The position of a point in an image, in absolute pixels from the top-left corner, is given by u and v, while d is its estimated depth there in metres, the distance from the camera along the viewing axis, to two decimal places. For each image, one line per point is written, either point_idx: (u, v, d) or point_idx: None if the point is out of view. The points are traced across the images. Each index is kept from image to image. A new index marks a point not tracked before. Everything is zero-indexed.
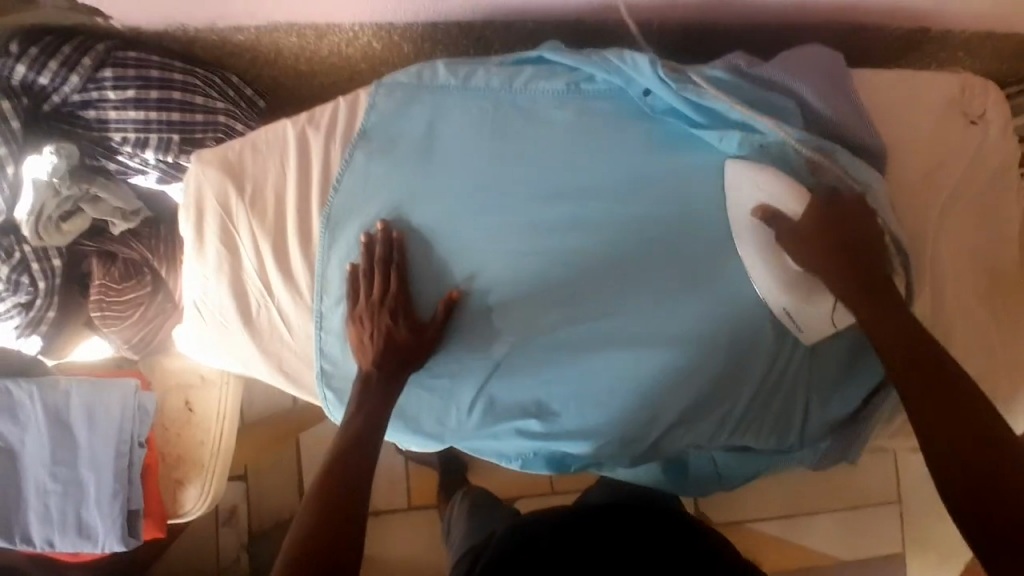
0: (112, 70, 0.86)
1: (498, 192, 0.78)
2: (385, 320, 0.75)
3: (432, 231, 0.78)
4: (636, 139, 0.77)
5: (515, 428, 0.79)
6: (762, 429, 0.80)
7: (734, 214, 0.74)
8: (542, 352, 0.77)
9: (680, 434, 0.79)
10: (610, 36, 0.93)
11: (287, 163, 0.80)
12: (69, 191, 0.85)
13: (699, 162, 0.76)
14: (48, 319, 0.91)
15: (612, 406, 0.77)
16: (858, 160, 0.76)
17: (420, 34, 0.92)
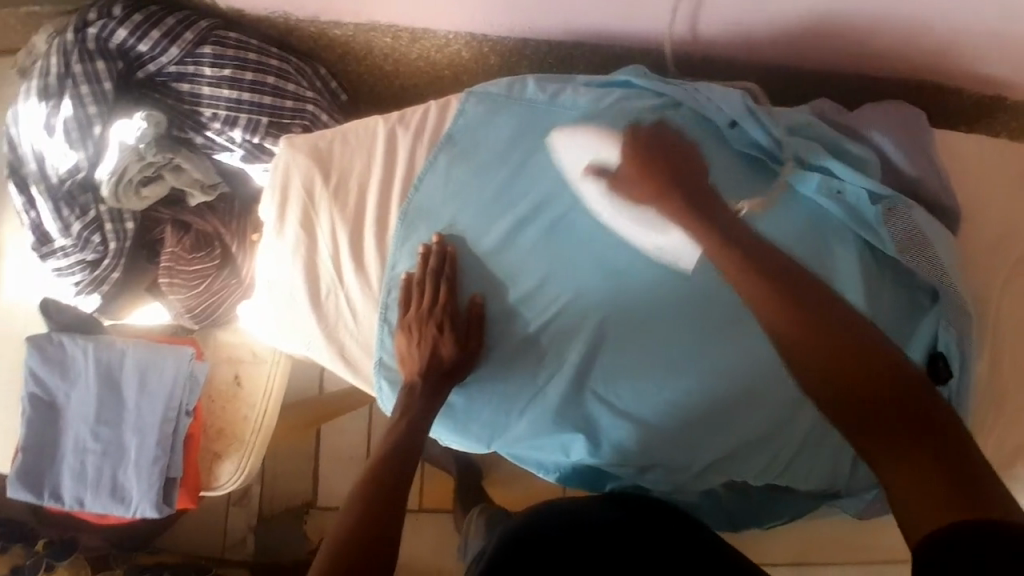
0: (212, 48, 0.88)
1: (581, 210, 0.79)
2: (431, 331, 0.77)
3: (509, 239, 0.80)
4: (715, 173, 0.80)
5: (563, 442, 0.82)
6: (809, 475, 0.80)
7: (804, 257, 0.76)
8: (604, 369, 0.79)
9: (723, 467, 0.80)
10: (693, 71, 0.95)
11: (374, 156, 0.81)
12: (153, 159, 0.88)
13: (779, 202, 0.78)
14: (111, 279, 0.94)
15: (665, 429, 0.79)
16: (931, 220, 0.78)
17: (510, 47, 0.94)
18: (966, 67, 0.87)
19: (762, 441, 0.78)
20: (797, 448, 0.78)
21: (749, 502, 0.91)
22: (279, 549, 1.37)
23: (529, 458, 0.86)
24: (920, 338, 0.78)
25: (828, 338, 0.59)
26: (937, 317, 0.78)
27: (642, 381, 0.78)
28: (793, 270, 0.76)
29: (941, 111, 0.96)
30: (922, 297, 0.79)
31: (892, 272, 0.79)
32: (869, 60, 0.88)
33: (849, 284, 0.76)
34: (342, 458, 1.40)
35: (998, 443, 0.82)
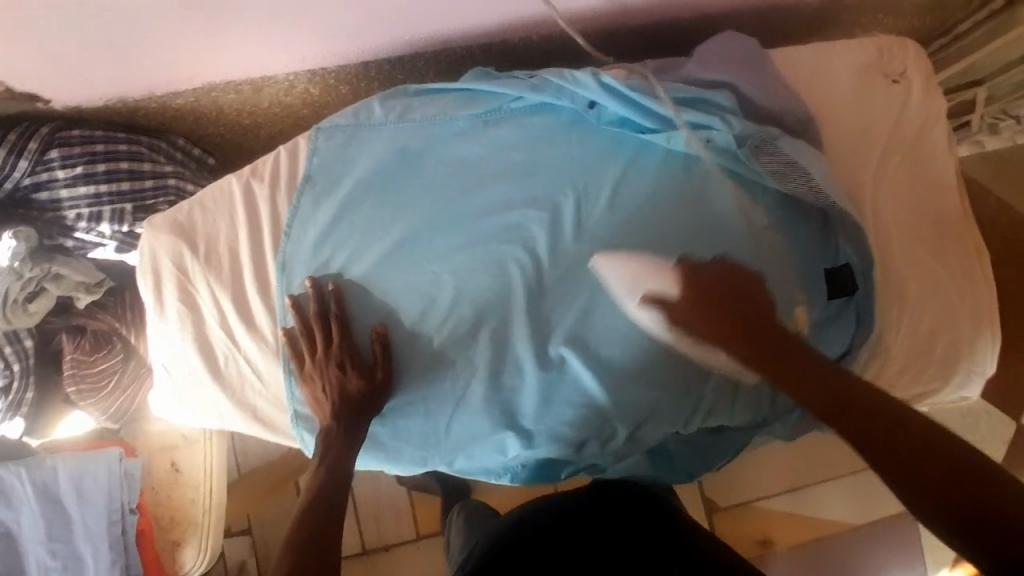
0: (59, 150, 0.87)
1: (456, 219, 0.80)
2: (334, 372, 0.78)
3: (389, 259, 0.80)
4: (573, 145, 0.81)
5: (495, 445, 0.82)
6: (739, 410, 0.81)
7: (671, 208, 0.79)
8: (515, 363, 0.79)
9: (658, 425, 0.81)
10: (537, 51, 0.95)
11: (237, 217, 0.81)
12: (31, 274, 0.86)
13: (637, 164, 0.80)
14: (27, 400, 0.91)
15: (586, 404, 0.79)
16: (801, 146, 0.79)
17: (354, 74, 0.94)
18: None
19: (682, 386, 0.79)
20: (723, 390, 0.79)
21: (702, 453, 0.90)
22: None
23: (472, 466, 0.86)
24: (808, 256, 0.79)
25: (831, 395, 0.63)
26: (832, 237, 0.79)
27: (553, 365, 0.79)
28: (667, 220, 0.78)
29: (789, 26, 0.97)
30: (811, 217, 0.80)
31: (778, 205, 0.80)
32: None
33: (727, 223, 0.78)
34: None
35: (910, 336, 0.82)
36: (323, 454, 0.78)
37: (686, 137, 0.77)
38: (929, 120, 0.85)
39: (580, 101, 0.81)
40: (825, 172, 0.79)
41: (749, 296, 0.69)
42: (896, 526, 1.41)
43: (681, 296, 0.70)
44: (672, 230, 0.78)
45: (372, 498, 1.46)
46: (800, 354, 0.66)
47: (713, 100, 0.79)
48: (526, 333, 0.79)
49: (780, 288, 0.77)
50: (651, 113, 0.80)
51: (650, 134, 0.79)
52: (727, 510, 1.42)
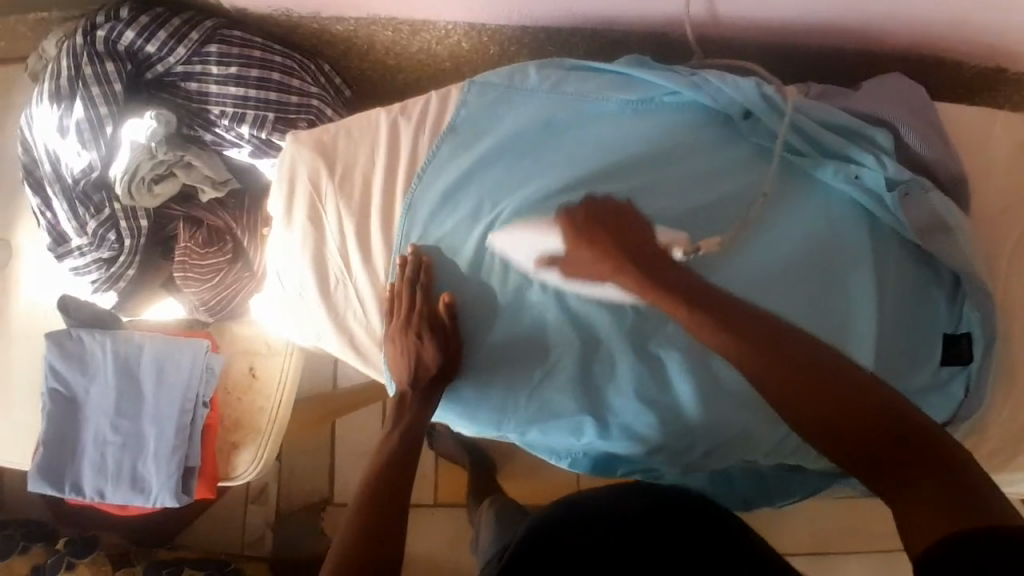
0: (217, 47, 0.90)
1: (590, 196, 0.80)
2: (411, 341, 0.80)
3: (513, 221, 0.80)
4: (722, 152, 0.81)
5: (571, 428, 0.83)
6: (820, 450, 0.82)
7: (809, 240, 0.78)
8: (614, 348, 0.79)
9: (740, 443, 0.81)
10: (692, 54, 0.95)
11: (377, 148, 0.83)
12: (164, 157, 0.90)
13: (784, 186, 0.79)
14: (126, 276, 0.96)
15: (674, 407, 0.79)
16: (951, 204, 0.77)
17: (510, 37, 0.95)
18: (963, 37, 0.87)
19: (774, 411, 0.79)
20: None
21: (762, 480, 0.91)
22: (294, 547, 1.39)
23: (539, 443, 0.86)
24: (922, 316, 0.79)
25: (796, 360, 0.63)
26: (954, 303, 0.79)
27: (651, 364, 0.79)
28: (804, 250, 0.78)
29: (944, 85, 0.96)
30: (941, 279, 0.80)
31: (913, 260, 0.79)
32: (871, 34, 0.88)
33: (861, 267, 0.77)
34: (358, 452, 1.42)
35: (1007, 418, 0.82)
36: (398, 419, 0.84)
37: (833, 171, 0.78)
38: None
39: (739, 110, 0.81)
40: (969, 233, 0.78)
41: (681, 278, 0.72)
42: None
43: (572, 226, 0.76)
44: (806, 261, 0.77)
45: None
46: (765, 320, 0.66)
47: (870, 137, 0.79)
48: (632, 321, 0.79)
49: (889, 339, 0.78)
50: (805, 138, 0.80)
51: (802, 159, 0.79)
52: None
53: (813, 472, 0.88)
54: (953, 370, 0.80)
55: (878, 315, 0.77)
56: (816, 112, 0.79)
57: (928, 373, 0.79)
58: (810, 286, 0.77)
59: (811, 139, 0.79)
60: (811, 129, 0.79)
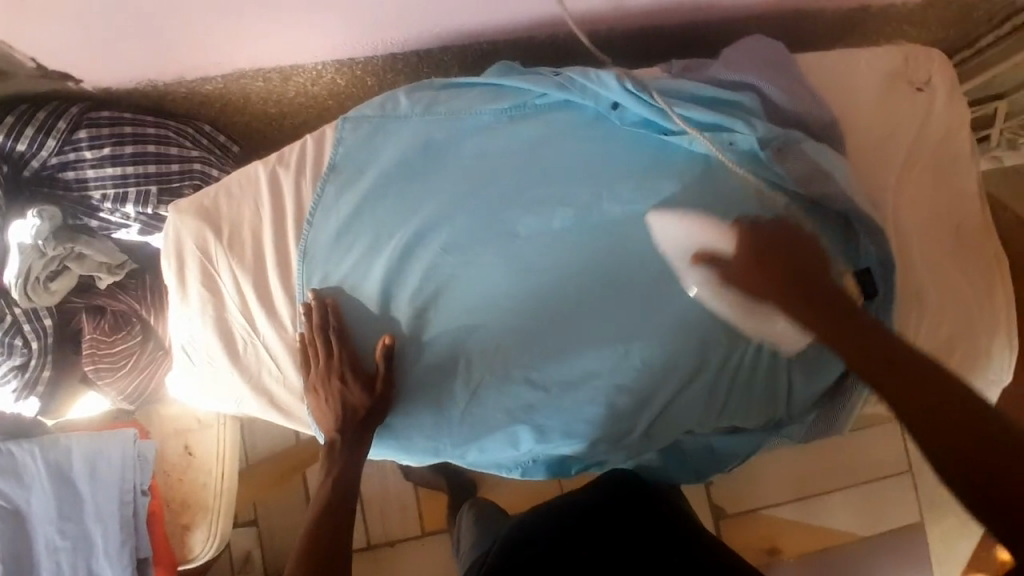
0: (87, 130, 0.88)
1: (480, 216, 0.82)
2: (336, 386, 0.79)
3: (408, 253, 0.81)
4: (598, 147, 0.83)
5: (505, 439, 0.81)
6: (751, 409, 0.82)
7: (693, 213, 0.79)
8: (531, 354, 0.80)
9: (674, 419, 0.82)
10: (564, 49, 0.96)
11: (261, 202, 0.81)
12: (54, 252, 0.87)
13: (659, 167, 0.82)
14: (43, 379, 0.91)
15: (602, 397, 0.80)
16: (828, 151, 0.79)
17: (382, 66, 0.95)
18: None
19: (697, 380, 0.79)
20: (741, 388, 0.80)
21: (712, 450, 0.90)
22: None
23: (483, 462, 0.84)
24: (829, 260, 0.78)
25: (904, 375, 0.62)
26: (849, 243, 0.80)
27: (567, 360, 0.80)
28: None
29: (813, 32, 0.98)
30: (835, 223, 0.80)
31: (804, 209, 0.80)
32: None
33: None
34: None
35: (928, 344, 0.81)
36: (327, 468, 0.80)
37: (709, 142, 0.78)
38: (951, 127, 0.85)
39: (608, 102, 0.82)
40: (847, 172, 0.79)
41: (804, 255, 0.71)
42: (900, 537, 1.40)
43: (737, 254, 0.71)
44: None
45: (377, 494, 1.46)
46: (840, 293, 0.69)
47: (736, 103, 0.80)
48: (544, 326, 0.81)
49: None
50: (674, 115, 0.81)
51: (674, 138, 0.81)
52: (733, 518, 1.40)
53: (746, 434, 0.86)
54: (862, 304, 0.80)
55: None
56: (681, 90, 0.81)
57: (838, 313, 0.79)
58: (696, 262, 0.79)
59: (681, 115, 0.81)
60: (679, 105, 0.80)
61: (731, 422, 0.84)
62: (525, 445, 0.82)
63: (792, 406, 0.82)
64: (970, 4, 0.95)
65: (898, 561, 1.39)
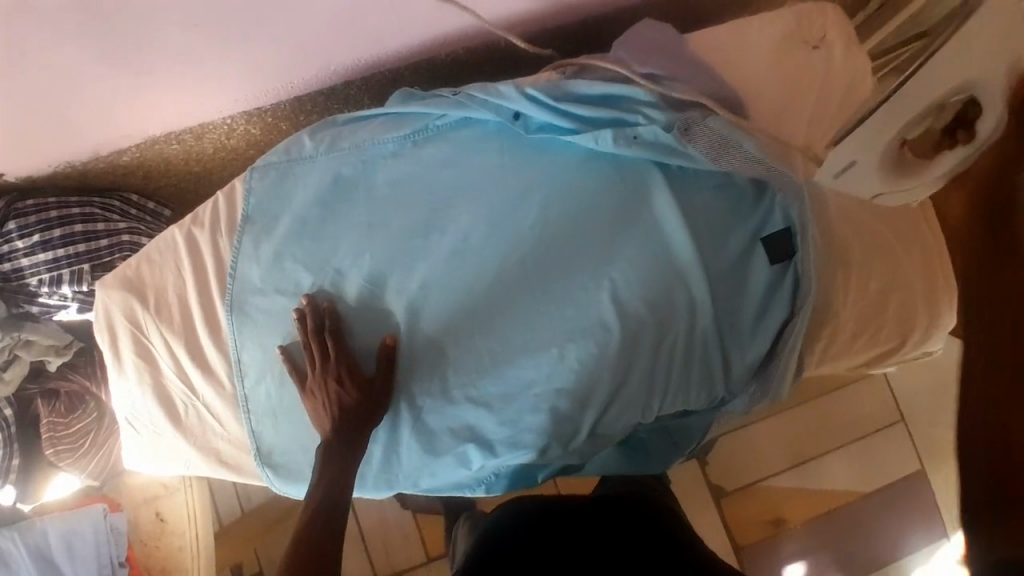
0: (15, 222, 0.91)
1: (398, 240, 0.81)
2: (333, 388, 0.77)
3: (330, 291, 0.81)
4: (505, 157, 0.82)
5: (456, 459, 0.81)
6: (692, 393, 0.81)
7: (603, 209, 0.79)
8: (469, 371, 0.80)
9: (620, 415, 0.81)
10: (466, 63, 0.96)
11: (183, 265, 0.82)
12: (2, 342, 0.89)
13: (566, 167, 0.81)
14: (14, 467, 0.94)
15: (544, 404, 0.79)
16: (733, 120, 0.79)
17: (291, 110, 0.96)
18: None
19: (632, 373, 0.79)
20: (680, 370, 0.80)
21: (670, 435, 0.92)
22: None
23: (440, 484, 0.85)
24: (741, 236, 0.79)
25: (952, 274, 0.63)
26: (762, 213, 0.79)
27: (503, 371, 0.79)
28: (601, 220, 0.79)
29: (714, 4, 0.96)
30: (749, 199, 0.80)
31: (713, 186, 0.80)
32: None
33: (663, 211, 0.79)
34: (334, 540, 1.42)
35: (861, 300, 0.81)
36: (320, 473, 0.77)
37: (614, 136, 0.77)
38: (856, 79, 0.83)
39: (507, 113, 0.82)
40: (758, 140, 0.78)
41: None
42: (905, 489, 1.37)
43: None
44: (608, 229, 0.79)
45: (378, 525, 1.46)
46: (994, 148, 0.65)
47: (632, 95, 0.80)
48: (478, 340, 0.80)
49: (715, 271, 0.79)
50: (572, 115, 0.81)
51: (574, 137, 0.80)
52: (735, 494, 1.38)
53: (699, 416, 0.87)
54: (784, 267, 0.79)
55: (693, 251, 0.78)
56: (578, 90, 0.81)
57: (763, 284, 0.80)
58: (614, 254, 0.79)
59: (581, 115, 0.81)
60: (574, 106, 0.80)
61: (676, 410, 0.83)
62: (476, 464, 0.82)
63: (731, 386, 0.82)
64: None
65: (907, 515, 1.37)
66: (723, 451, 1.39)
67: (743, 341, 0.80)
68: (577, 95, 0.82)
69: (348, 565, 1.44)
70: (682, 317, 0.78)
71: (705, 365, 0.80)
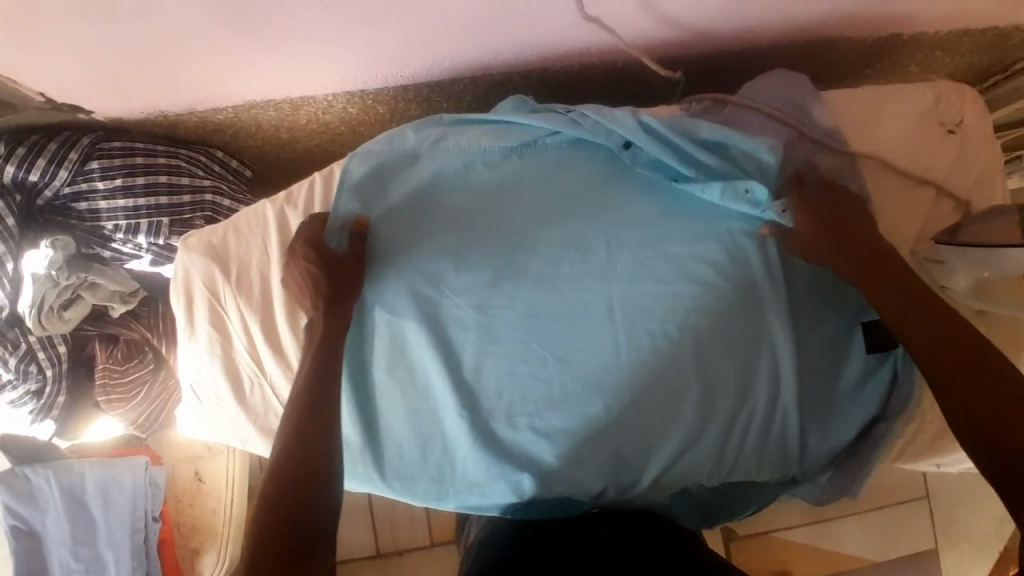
0: (99, 161, 0.89)
1: (494, 252, 0.80)
2: (304, 262, 0.76)
3: (417, 294, 0.80)
4: (611, 187, 0.81)
5: (509, 486, 0.80)
6: (762, 464, 0.82)
7: (709, 264, 0.77)
8: (545, 398, 0.79)
9: (687, 470, 0.81)
10: (579, 79, 0.93)
11: (269, 241, 0.81)
12: (67, 281, 0.88)
13: (675, 209, 0.79)
14: (58, 404, 0.93)
15: (614, 444, 0.78)
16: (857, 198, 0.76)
17: (393, 97, 0.93)
18: (843, 25, 0.84)
19: (708, 429, 0.78)
20: (756, 439, 0.80)
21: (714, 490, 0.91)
22: None
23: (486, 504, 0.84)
24: (832, 315, 0.80)
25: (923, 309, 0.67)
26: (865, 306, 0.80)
27: (573, 408, 0.78)
28: (704, 274, 0.77)
29: (841, 63, 0.93)
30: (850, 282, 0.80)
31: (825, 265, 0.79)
32: (752, 35, 0.85)
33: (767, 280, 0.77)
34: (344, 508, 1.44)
35: None
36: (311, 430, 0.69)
37: (721, 189, 0.75)
38: (987, 171, 0.80)
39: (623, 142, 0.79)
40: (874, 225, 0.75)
41: None
42: (913, 563, 1.38)
43: None
44: (711, 285, 0.77)
45: (388, 503, 1.47)
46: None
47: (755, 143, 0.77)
48: (560, 368, 0.79)
49: (812, 349, 0.80)
50: (687, 156, 0.79)
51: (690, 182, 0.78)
52: (746, 540, 1.39)
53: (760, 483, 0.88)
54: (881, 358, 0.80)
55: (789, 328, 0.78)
56: (700, 130, 0.79)
57: (853, 371, 0.81)
58: (712, 311, 0.77)
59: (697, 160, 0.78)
60: (691, 146, 0.78)
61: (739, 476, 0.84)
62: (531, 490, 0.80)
63: (797, 462, 0.83)
64: (1008, 33, 0.87)
65: None
66: None
67: (824, 427, 0.82)
68: (696, 134, 0.80)
69: (353, 537, 1.46)
70: (765, 389, 0.78)
71: (780, 440, 0.81)
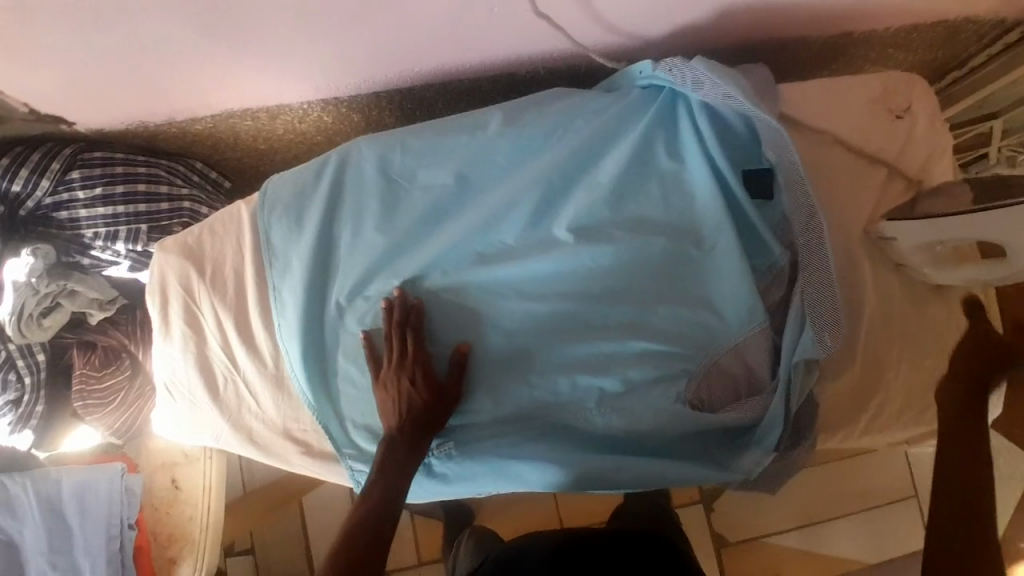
0: (80, 172, 0.91)
1: (409, 221, 0.80)
2: (404, 386, 0.75)
3: (364, 260, 0.79)
4: (544, 136, 0.81)
5: (488, 446, 0.79)
6: (717, 394, 0.80)
7: (630, 184, 0.79)
8: (468, 343, 0.79)
9: (609, 418, 0.78)
10: (545, 82, 0.96)
11: (244, 240, 0.82)
12: (47, 289, 0.89)
13: (603, 143, 0.80)
14: (37, 412, 0.94)
15: (531, 394, 0.79)
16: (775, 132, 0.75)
17: (367, 105, 0.96)
18: (793, 29, 0.88)
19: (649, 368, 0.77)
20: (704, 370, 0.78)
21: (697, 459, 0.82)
22: None
23: (465, 473, 0.80)
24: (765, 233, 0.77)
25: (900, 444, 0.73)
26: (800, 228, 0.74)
27: (516, 343, 0.78)
28: (623, 192, 0.79)
29: (795, 66, 0.96)
30: (763, 185, 0.79)
31: (754, 182, 0.79)
32: (710, 40, 0.89)
33: (694, 208, 0.78)
34: (328, 527, 1.40)
35: (913, 379, 0.80)
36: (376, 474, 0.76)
37: (628, 109, 0.81)
38: (933, 155, 0.83)
39: (551, 97, 0.84)
40: (790, 155, 0.75)
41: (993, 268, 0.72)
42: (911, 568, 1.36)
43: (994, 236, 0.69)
44: (632, 202, 0.79)
45: None
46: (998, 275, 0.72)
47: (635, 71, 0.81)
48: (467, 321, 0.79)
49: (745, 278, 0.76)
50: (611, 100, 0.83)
51: (610, 114, 0.81)
52: (738, 546, 1.38)
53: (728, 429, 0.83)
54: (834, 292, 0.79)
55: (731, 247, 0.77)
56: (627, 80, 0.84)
57: (791, 329, 0.75)
58: (641, 233, 0.78)
59: (588, 107, 0.81)
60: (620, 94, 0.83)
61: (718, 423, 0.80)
62: (464, 439, 0.80)
63: (729, 410, 0.79)
64: (958, 24, 0.89)
65: None
66: (734, 504, 1.38)
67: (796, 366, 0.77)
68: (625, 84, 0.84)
69: None
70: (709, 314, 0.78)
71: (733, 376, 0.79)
